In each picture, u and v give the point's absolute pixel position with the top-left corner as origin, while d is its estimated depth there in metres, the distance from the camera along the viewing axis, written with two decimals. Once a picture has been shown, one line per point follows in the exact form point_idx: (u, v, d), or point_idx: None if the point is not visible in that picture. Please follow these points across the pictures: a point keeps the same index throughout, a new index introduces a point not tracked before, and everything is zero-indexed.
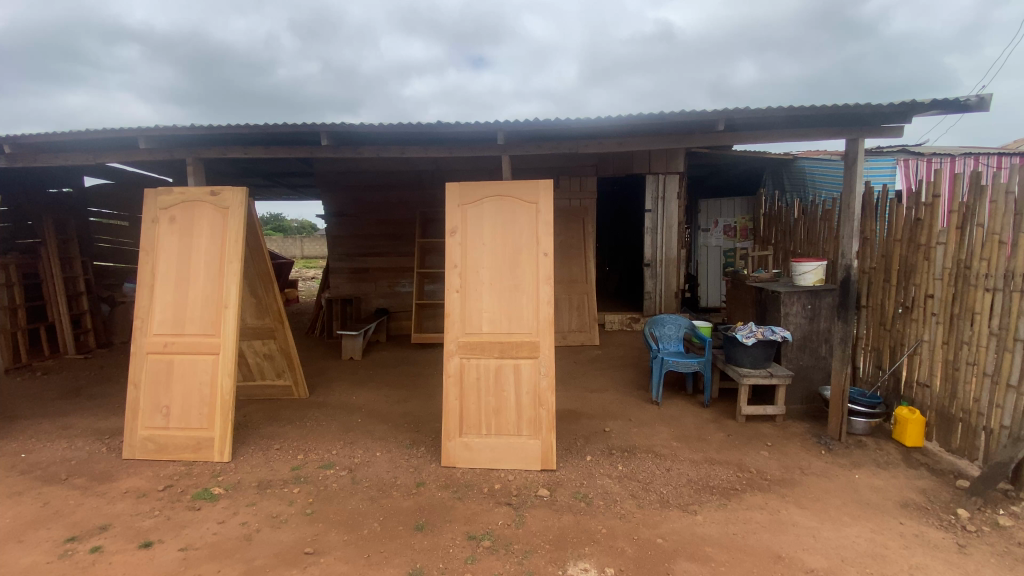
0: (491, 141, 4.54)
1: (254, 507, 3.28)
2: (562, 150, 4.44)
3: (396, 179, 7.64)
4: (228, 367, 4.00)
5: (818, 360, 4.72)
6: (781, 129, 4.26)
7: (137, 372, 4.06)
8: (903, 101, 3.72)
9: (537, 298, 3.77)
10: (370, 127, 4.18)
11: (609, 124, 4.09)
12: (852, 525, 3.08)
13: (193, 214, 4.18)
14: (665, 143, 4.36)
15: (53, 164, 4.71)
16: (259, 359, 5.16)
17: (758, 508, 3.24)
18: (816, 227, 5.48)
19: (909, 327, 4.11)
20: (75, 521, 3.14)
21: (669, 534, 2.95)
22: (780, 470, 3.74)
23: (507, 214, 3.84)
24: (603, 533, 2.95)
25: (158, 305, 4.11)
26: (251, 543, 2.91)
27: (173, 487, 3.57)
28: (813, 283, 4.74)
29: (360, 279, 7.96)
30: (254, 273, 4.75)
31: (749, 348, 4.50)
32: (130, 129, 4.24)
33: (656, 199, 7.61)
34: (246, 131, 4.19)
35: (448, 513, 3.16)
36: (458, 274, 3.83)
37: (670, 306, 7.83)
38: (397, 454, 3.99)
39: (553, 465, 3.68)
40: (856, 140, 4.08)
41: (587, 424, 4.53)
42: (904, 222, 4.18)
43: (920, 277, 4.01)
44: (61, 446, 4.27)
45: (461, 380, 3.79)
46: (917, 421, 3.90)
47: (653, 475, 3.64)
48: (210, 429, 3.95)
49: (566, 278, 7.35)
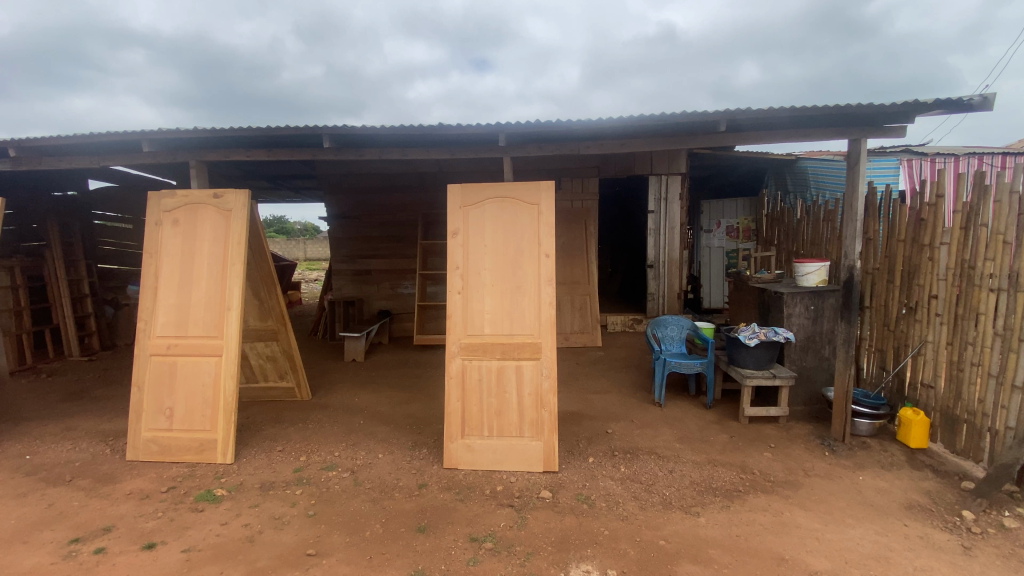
0: (493, 143, 4.53)
1: (256, 509, 3.29)
2: (564, 151, 4.43)
3: (398, 182, 7.66)
4: (231, 369, 4.01)
5: (822, 360, 4.70)
6: (785, 129, 4.24)
7: (141, 374, 4.08)
8: (906, 101, 3.71)
9: (539, 300, 3.77)
10: (372, 129, 4.18)
11: (611, 125, 4.09)
12: (857, 527, 3.06)
13: (196, 216, 4.19)
14: (666, 144, 4.36)
15: (57, 168, 4.74)
16: (262, 361, 5.16)
17: (761, 510, 3.22)
18: (819, 227, 5.47)
19: (914, 327, 4.09)
20: (79, 522, 3.15)
21: (671, 536, 2.94)
22: (783, 472, 3.73)
23: (509, 216, 3.85)
24: (606, 535, 2.94)
25: (161, 306, 4.13)
26: (254, 544, 2.91)
27: (176, 489, 3.58)
28: (816, 284, 4.72)
29: (363, 281, 7.98)
30: (256, 276, 4.76)
31: (752, 349, 4.49)
32: (134, 132, 4.25)
33: (658, 199, 7.60)
34: (248, 134, 4.20)
35: (450, 515, 3.16)
36: (459, 275, 3.83)
37: (673, 307, 7.81)
38: (399, 456, 3.99)
39: (555, 467, 3.67)
40: (860, 141, 4.06)
41: (589, 426, 4.52)
42: (908, 222, 4.16)
43: (924, 278, 3.99)
44: (65, 448, 4.28)
45: (463, 381, 3.79)
46: (922, 422, 3.89)
47: (656, 477, 3.63)
48: (213, 431, 3.96)
49: (568, 280, 7.34)
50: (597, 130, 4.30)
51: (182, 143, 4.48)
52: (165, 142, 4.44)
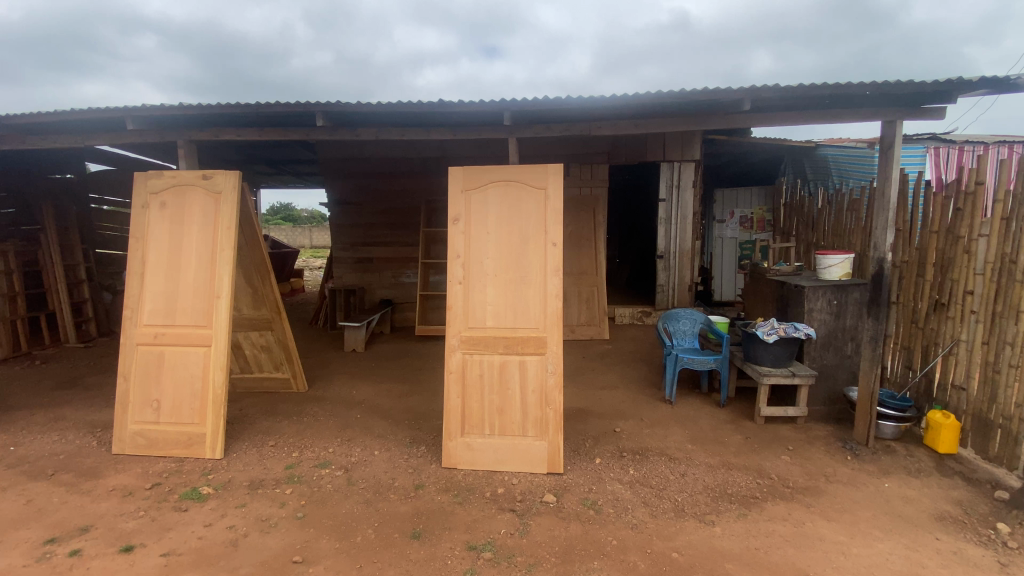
0: (498, 123, 4.24)
1: (243, 509, 3.10)
2: (575, 132, 4.13)
3: (400, 166, 7.41)
4: (220, 360, 3.81)
5: (843, 358, 4.44)
6: (811, 110, 3.92)
7: (127, 364, 3.89)
8: (950, 80, 3.38)
9: (545, 290, 3.53)
10: (367, 106, 3.90)
11: (625, 102, 3.80)
12: (885, 540, 2.83)
13: (184, 198, 3.97)
14: (685, 125, 4.06)
15: (41, 147, 4.51)
16: (256, 351, 4.96)
17: (781, 520, 3.00)
18: (842, 218, 5.17)
19: (945, 325, 3.82)
20: (57, 520, 2.99)
21: (684, 547, 2.73)
22: (803, 477, 3.50)
23: (513, 201, 3.60)
24: (614, 546, 2.73)
25: (148, 293, 3.93)
26: (237, 548, 2.73)
27: (160, 486, 3.41)
28: (838, 278, 4.48)
29: (365, 269, 7.77)
30: (249, 262, 4.54)
31: (770, 346, 4.24)
32: (116, 108, 4.00)
33: (670, 187, 7.30)
34: (237, 112, 3.94)
35: (447, 520, 2.95)
36: (460, 264, 3.60)
37: (684, 299, 7.56)
38: (395, 453, 3.80)
39: (560, 468, 3.46)
40: (895, 123, 3.72)
41: (596, 424, 4.30)
42: (942, 211, 3.87)
43: (958, 272, 3.72)
44: (51, 439, 4.13)
45: (463, 376, 3.58)
46: (952, 426, 3.66)
47: (667, 481, 3.41)
48: (201, 424, 3.78)
49: (575, 270, 7.11)
50: (611, 109, 3.99)
51: (167, 121, 4.22)
52: (150, 120, 4.18)
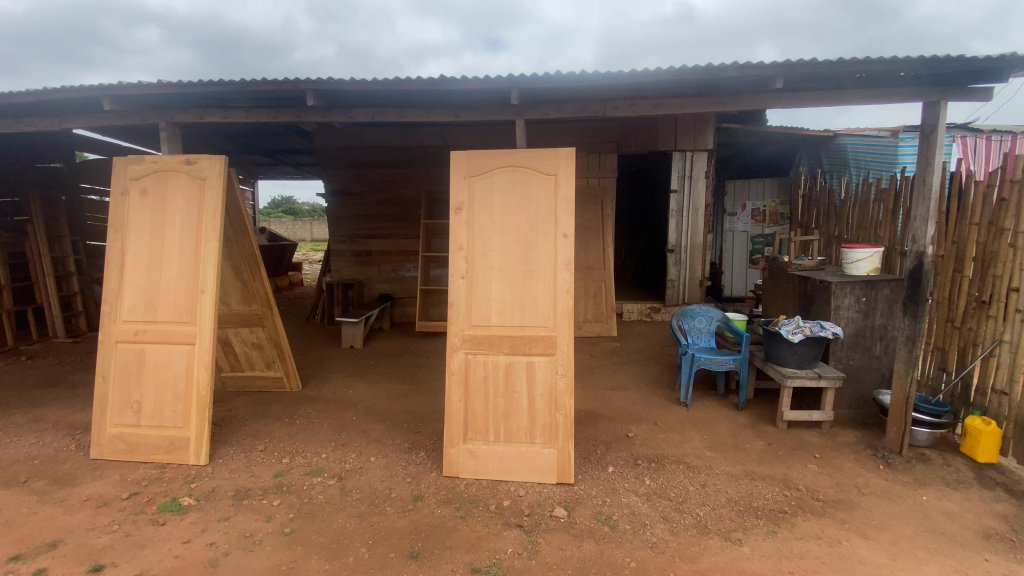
0: (504, 104, 3.94)
1: (225, 523, 2.85)
2: (587, 112, 3.82)
3: (400, 155, 7.13)
4: (204, 359, 3.55)
5: (871, 359, 4.17)
6: (844, 89, 3.61)
7: (105, 363, 3.63)
8: (1001, 55, 3.08)
9: (554, 287, 3.26)
10: (363, 83, 3.60)
11: (643, 79, 3.49)
12: (931, 563, 2.56)
13: (166, 185, 3.69)
14: (707, 106, 3.75)
15: (16, 131, 4.23)
16: (247, 348, 4.70)
17: (813, 538, 2.74)
18: (867, 209, 4.88)
19: (985, 324, 3.55)
20: (22, 535, 2.74)
21: (711, 571, 2.46)
22: (833, 489, 3.23)
23: (520, 188, 3.31)
24: (632, 569, 2.47)
25: (128, 287, 3.67)
26: (216, 569, 2.48)
27: (139, 495, 3.15)
28: (867, 273, 4.19)
29: (363, 262, 7.50)
30: (238, 254, 4.27)
31: (794, 346, 3.96)
32: (93, 87, 3.72)
33: (682, 177, 7.00)
34: (222, 89, 3.64)
35: (447, 537, 2.70)
36: (463, 257, 3.33)
37: (694, 295, 7.29)
38: (392, 460, 3.54)
39: (570, 478, 3.20)
40: (937, 105, 3.42)
41: (608, 429, 4.03)
42: (984, 202, 3.58)
43: (1002, 267, 3.43)
44: (28, 442, 3.88)
45: (466, 378, 3.31)
46: (994, 433, 3.38)
47: (687, 493, 3.14)
48: (184, 428, 3.53)
49: (582, 264, 6.83)
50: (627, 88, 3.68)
51: (148, 101, 3.92)
52: (130, 100, 3.89)
